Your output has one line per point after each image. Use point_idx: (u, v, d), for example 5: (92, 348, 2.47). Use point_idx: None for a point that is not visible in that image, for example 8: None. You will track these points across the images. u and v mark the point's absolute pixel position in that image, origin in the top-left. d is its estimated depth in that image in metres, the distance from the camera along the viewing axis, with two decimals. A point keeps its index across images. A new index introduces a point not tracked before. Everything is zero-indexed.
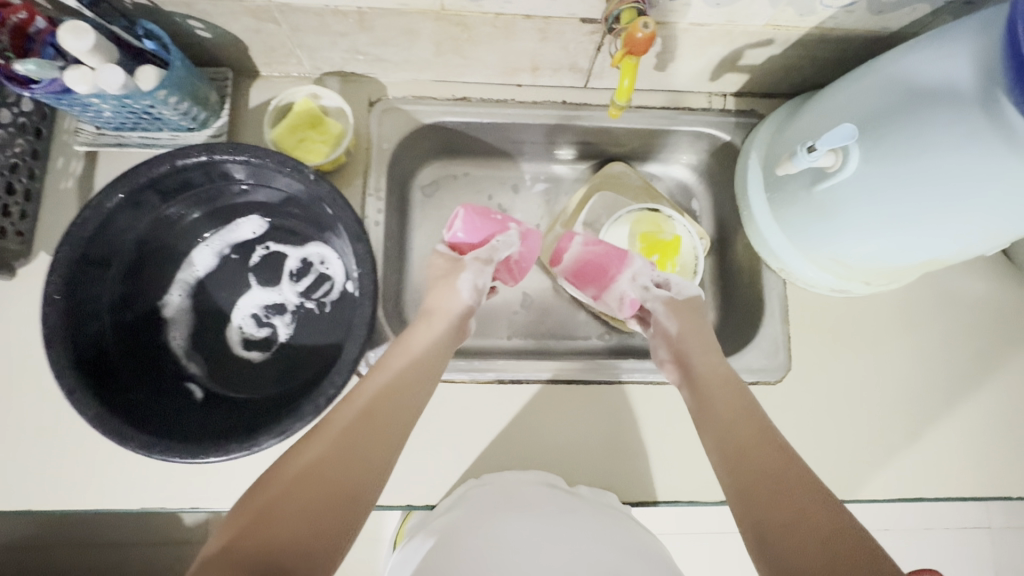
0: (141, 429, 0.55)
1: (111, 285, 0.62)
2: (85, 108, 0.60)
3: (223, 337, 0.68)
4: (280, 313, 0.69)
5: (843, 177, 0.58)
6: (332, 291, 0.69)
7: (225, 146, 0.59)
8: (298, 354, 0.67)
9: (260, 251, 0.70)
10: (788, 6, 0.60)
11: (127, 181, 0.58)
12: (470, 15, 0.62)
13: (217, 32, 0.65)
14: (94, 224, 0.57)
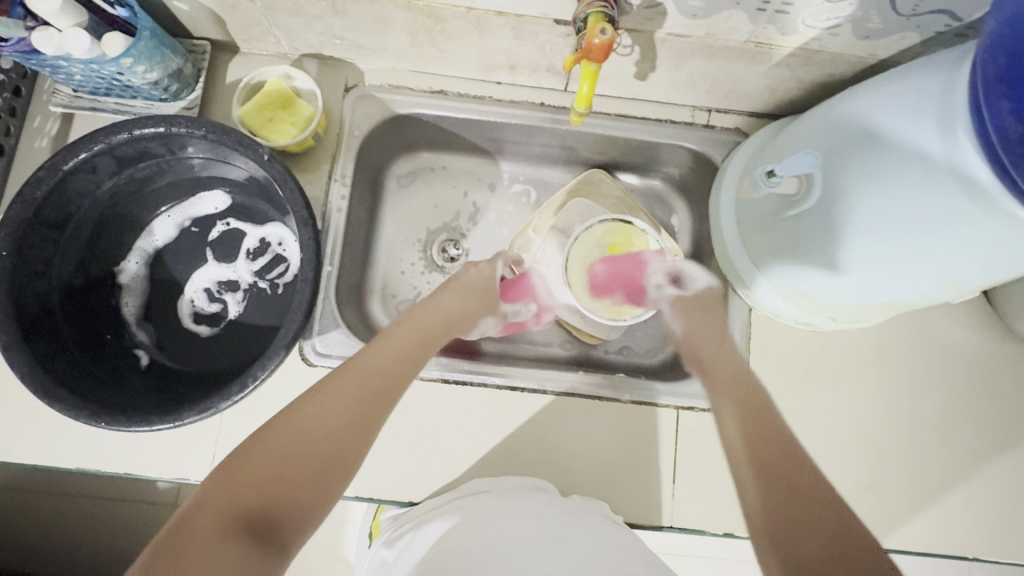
0: (71, 392, 0.55)
1: (66, 246, 0.62)
2: (55, 70, 0.61)
3: (174, 309, 0.68)
4: (232, 290, 0.69)
5: (807, 206, 0.56)
6: (286, 273, 0.69)
7: (184, 119, 0.59)
8: (245, 333, 0.68)
9: (220, 227, 0.70)
10: (768, 24, 0.58)
11: (84, 146, 0.58)
12: (441, 7, 0.61)
13: (192, 5, 0.65)
14: (49, 184, 0.58)
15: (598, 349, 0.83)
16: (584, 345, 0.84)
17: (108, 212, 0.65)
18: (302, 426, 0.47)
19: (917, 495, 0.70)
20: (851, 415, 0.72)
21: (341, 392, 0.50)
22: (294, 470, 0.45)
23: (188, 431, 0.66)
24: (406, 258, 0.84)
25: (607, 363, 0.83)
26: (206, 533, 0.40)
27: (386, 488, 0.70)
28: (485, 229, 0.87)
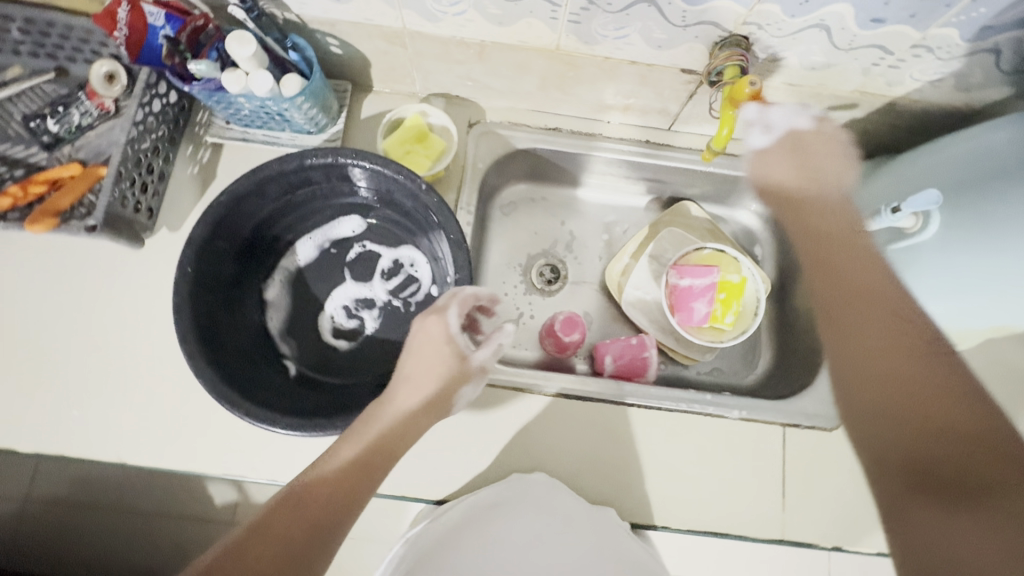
0: (247, 400, 0.59)
1: (228, 263, 0.67)
2: (229, 105, 0.68)
3: (316, 324, 0.73)
4: (369, 307, 0.74)
5: (922, 238, 0.61)
6: (418, 292, 0.74)
7: (352, 151, 0.64)
8: (381, 347, 0.72)
9: (356, 249, 0.75)
10: (878, 76, 0.65)
11: (262, 173, 0.64)
12: (580, 56, 0.68)
13: (348, 50, 0.73)
14: (227, 207, 0.63)
15: (690, 370, 0.87)
16: (676, 365, 0.87)
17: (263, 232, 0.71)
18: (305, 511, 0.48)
19: None
20: None
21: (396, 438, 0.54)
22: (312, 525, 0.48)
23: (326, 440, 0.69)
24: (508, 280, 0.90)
25: (699, 383, 0.86)
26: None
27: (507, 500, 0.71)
28: (582, 255, 0.92)
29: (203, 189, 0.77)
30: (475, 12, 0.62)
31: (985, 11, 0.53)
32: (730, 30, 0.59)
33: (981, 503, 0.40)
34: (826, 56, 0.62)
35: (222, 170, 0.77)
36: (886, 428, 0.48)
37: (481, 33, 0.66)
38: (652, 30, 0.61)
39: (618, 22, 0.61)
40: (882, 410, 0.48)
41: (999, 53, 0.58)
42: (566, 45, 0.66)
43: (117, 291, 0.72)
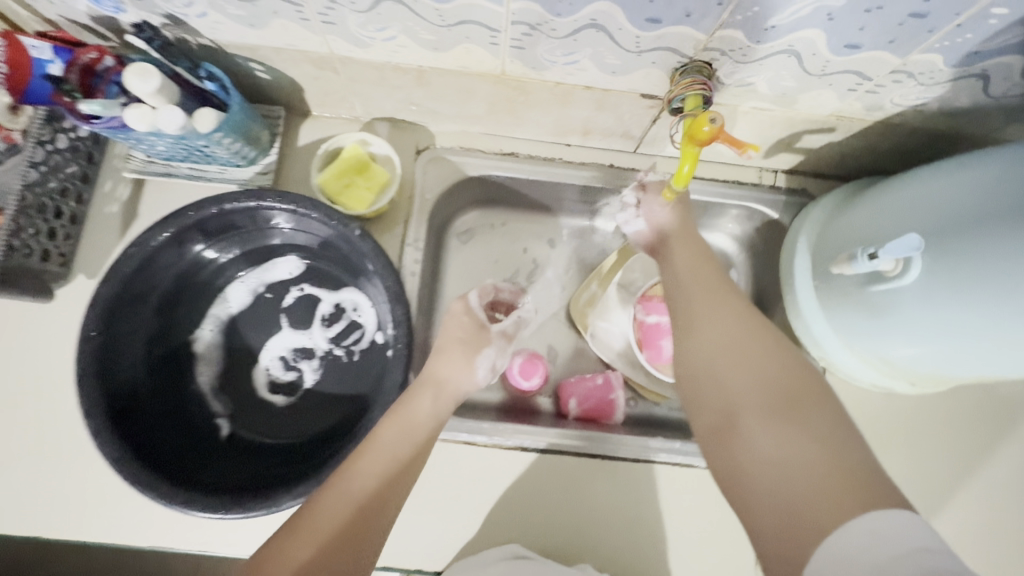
0: (162, 478, 0.54)
1: (146, 319, 0.61)
2: (139, 142, 0.60)
3: (250, 379, 0.67)
4: (308, 358, 0.68)
5: (901, 284, 0.56)
6: (362, 339, 0.69)
7: (274, 194, 0.58)
8: (322, 401, 0.67)
9: (294, 292, 0.69)
10: (855, 101, 0.59)
11: (176, 221, 0.58)
12: (529, 81, 0.61)
13: (276, 75, 0.65)
14: (138, 260, 0.57)
15: (660, 406, 0.81)
16: (645, 402, 0.81)
17: (186, 280, 0.64)
18: (335, 516, 0.48)
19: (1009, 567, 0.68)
20: (935, 482, 0.70)
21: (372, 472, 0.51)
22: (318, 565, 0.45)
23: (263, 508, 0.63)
24: None
25: (671, 422, 0.81)
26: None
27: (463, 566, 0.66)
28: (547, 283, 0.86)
29: (123, 230, 0.70)
30: (406, 37, 0.55)
31: (971, 36, 0.47)
32: (690, 56, 0.53)
33: (800, 419, 0.43)
34: (797, 82, 0.56)
35: (144, 209, 0.70)
36: (742, 375, 0.48)
37: (417, 58, 0.59)
38: (604, 56, 0.55)
39: (566, 48, 0.54)
40: (743, 366, 0.48)
41: (987, 78, 0.52)
42: (512, 70, 0.59)
43: (30, 347, 0.66)
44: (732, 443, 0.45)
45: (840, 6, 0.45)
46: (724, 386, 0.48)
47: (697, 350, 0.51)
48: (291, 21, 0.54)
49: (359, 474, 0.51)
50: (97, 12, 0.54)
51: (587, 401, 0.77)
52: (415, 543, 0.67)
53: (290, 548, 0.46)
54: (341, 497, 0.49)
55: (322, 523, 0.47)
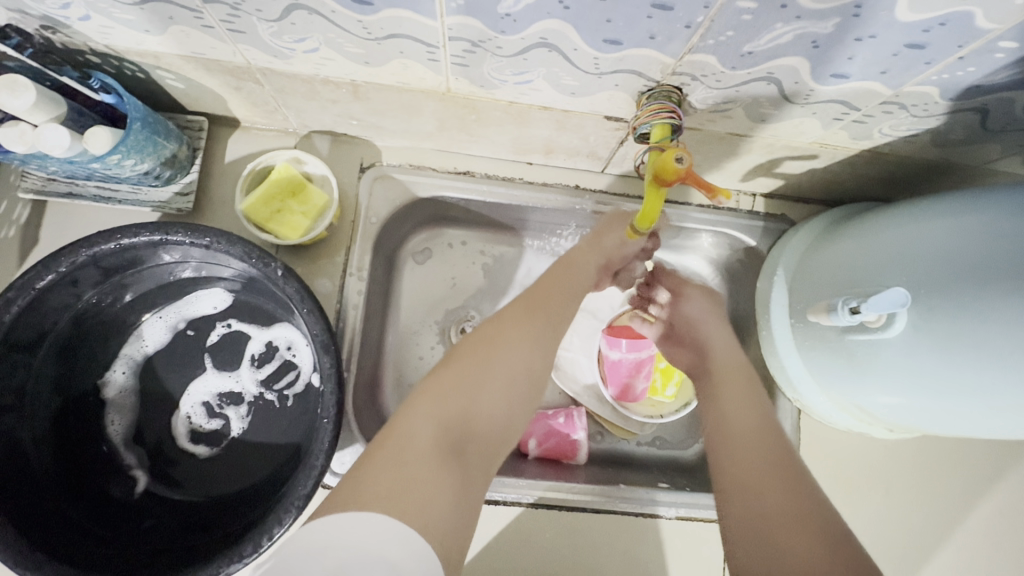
0: (54, 558, 0.47)
1: (39, 368, 0.54)
2: (26, 163, 0.52)
3: (169, 427, 0.60)
4: (235, 403, 0.61)
5: (882, 338, 0.51)
6: (296, 382, 0.62)
7: (182, 227, 0.51)
8: (251, 452, 0.60)
9: (220, 329, 0.62)
10: (841, 130, 0.52)
11: (65, 258, 0.49)
12: (479, 100, 0.54)
13: (191, 84, 0.57)
14: (21, 304, 0.49)
15: (630, 442, 0.75)
16: (613, 438, 0.75)
17: (92, 320, 0.57)
18: (498, 363, 0.50)
19: None
20: (908, 527, 0.67)
21: (508, 348, 0.52)
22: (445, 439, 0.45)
23: None
24: (421, 348, 0.74)
25: (639, 459, 0.74)
26: (408, 456, 0.42)
27: None
28: None
29: (20, 259, 0.61)
30: (331, 49, 0.47)
31: (973, 69, 0.41)
32: (657, 80, 0.46)
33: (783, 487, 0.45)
34: (778, 109, 0.50)
35: (45, 235, 0.62)
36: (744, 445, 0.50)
37: (349, 72, 0.51)
38: (560, 76, 0.48)
39: (516, 67, 0.47)
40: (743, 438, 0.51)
41: (985, 113, 0.47)
42: (458, 88, 0.52)
43: None
44: (727, 506, 0.47)
45: (827, 34, 0.38)
46: (736, 458, 0.49)
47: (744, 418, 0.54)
48: (191, 27, 0.46)
49: (515, 330, 0.53)
50: None
51: (547, 441, 0.70)
52: None
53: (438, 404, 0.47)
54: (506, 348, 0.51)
55: (488, 368, 0.49)
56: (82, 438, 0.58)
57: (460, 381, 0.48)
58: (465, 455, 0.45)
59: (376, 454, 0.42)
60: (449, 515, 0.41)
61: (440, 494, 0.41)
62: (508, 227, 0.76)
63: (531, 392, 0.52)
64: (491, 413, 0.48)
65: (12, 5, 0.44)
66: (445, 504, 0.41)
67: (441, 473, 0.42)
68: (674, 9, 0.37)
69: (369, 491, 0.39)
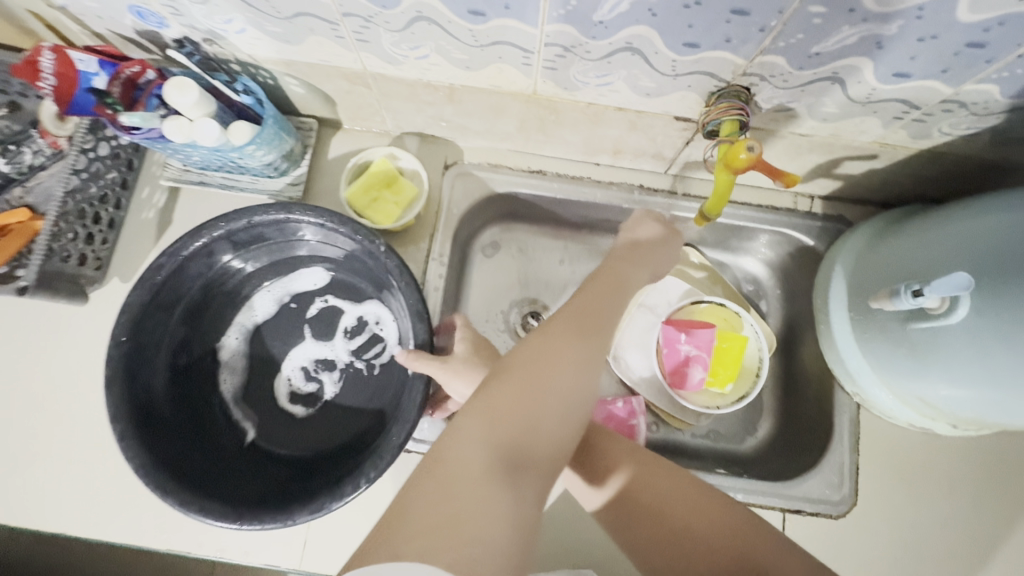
0: (183, 485, 0.54)
1: (172, 326, 0.63)
2: (176, 152, 0.62)
3: (271, 389, 0.68)
4: (329, 369, 0.69)
5: (948, 323, 0.52)
6: (383, 353, 0.68)
7: (302, 207, 0.58)
8: (341, 415, 0.67)
9: (318, 303, 0.70)
10: (902, 129, 0.56)
11: (205, 232, 0.58)
12: (561, 101, 0.60)
13: (310, 89, 0.66)
14: (169, 267, 0.58)
15: (684, 433, 0.77)
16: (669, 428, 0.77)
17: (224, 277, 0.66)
18: (553, 368, 0.44)
19: None
20: (970, 528, 0.67)
21: (570, 340, 0.47)
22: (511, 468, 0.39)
23: None
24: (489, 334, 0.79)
25: (694, 449, 0.76)
26: (456, 472, 0.37)
27: None
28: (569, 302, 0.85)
29: (156, 237, 0.71)
30: (439, 55, 0.55)
31: None
32: (728, 81, 0.52)
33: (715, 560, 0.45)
34: (840, 108, 0.54)
35: (177, 218, 0.72)
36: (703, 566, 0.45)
37: (449, 76, 0.59)
38: (638, 78, 0.54)
39: (600, 69, 0.53)
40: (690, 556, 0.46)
41: None
42: (544, 90, 0.59)
43: (71, 346, 0.68)
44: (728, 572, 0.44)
45: (891, 35, 0.43)
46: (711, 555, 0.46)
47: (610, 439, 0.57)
48: (326, 38, 0.55)
49: (560, 329, 0.48)
50: (141, 25, 0.56)
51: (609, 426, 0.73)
52: None
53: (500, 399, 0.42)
54: (539, 352, 0.45)
55: (540, 371, 0.44)
56: (199, 393, 0.66)
57: (528, 392, 0.43)
58: (523, 471, 0.39)
59: (425, 482, 0.37)
60: (502, 527, 0.36)
61: (497, 522, 0.36)
62: (572, 224, 0.81)
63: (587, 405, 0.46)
64: (539, 424, 0.42)
65: (186, 22, 0.55)
66: (495, 532, 0.35)
67: (497, 486, 0.37)
68: (751, 14, 0.43)
69: (415, 515, 0.35)
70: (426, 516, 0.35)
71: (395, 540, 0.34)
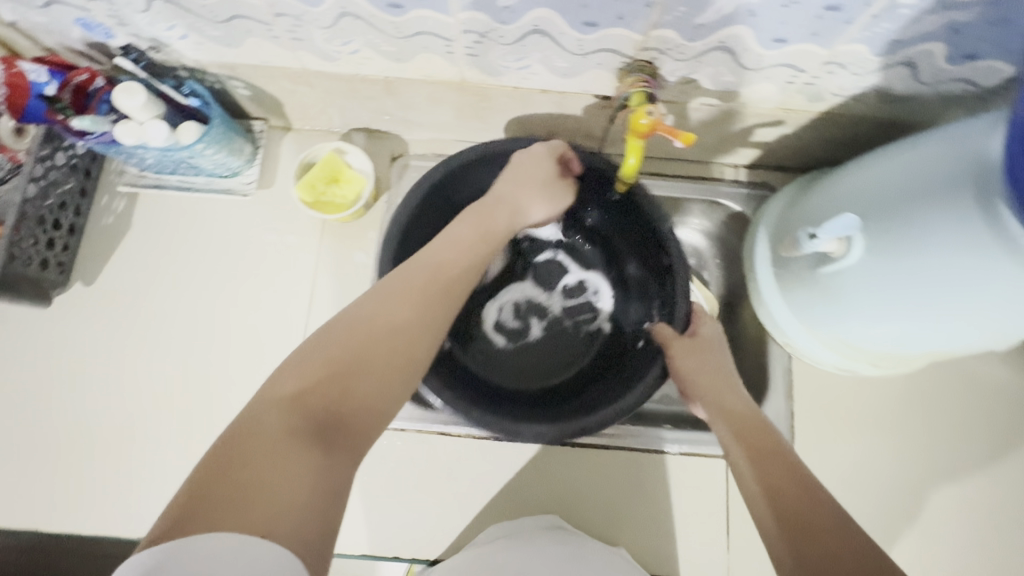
0: None
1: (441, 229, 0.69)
2: (130, 155, 0.65)
3: (482, 312, 0.76)
4: (532, 313, 0.77)
5: (847, 263, 0.57)
6: (593, 321, 0.76)
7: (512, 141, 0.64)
8: (512, 352, 0.75)
9: (575, 273, 0.78)
10: (797, 93, 0.62)
11: (506, 145, 0.64)
12: (489, 87, 0.65)
13: (256, 91, 0.70)
14: (455, 172, 0.64)
15: None
16: None
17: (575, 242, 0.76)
18: (373, 331, 0.46)
19: (971, 543, 0.70)
20: (899, 461, 0.73)
21: (393, 304, 0.49)
22: (320, 434, 0.40)
23: None
24: None
25: None
26: (253, 443, 0.38)
27: (440, 549, 0.68)
28: None
29: (117, 242, 0.75)
30: (370, 49, 0.60)
31: (888, 26, 0.50)
32: (632, 56, 0.57)
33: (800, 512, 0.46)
34: (737, 76, 0.59)
35: (138, 222, 0.75)
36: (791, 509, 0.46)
37: (383, 69, 0.63)
38: (552, 59, 0.59)
39: (516, 53, 0.58)
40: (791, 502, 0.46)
41: (913, 66, 0.55)
42: (471, 77, 0.63)
43: (42, 350, 0.71)
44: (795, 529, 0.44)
45: (759, 3, 0.48)
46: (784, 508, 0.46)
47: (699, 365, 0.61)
48: (263, 39, 0.59)
49: (388, 296, 0.49)
50: (89, 37, 0.60)
51: None
52: (396, 531, 0.69)
53: (315, 369, 0.43)
54: (356, 324, 0.47)
55: (357, 335, 0.46)
56: None
57: (345, 365, 0.44)
58: (331, 435, 0.41)
59: (224, 454, 0.37)
60: (302, 487, 0.37)
61: (296, 486, 0.37)
62: None
63: (405, 371, 0.47)
64: (357, 390, 0.44)
65: (131, 31, 0.59)
66: (294, 494, 0.36)
67: (302, 450, 0.38)
68: None
69: (223, 487, 0.35)
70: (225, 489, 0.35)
71: (185, 515, 0.34)
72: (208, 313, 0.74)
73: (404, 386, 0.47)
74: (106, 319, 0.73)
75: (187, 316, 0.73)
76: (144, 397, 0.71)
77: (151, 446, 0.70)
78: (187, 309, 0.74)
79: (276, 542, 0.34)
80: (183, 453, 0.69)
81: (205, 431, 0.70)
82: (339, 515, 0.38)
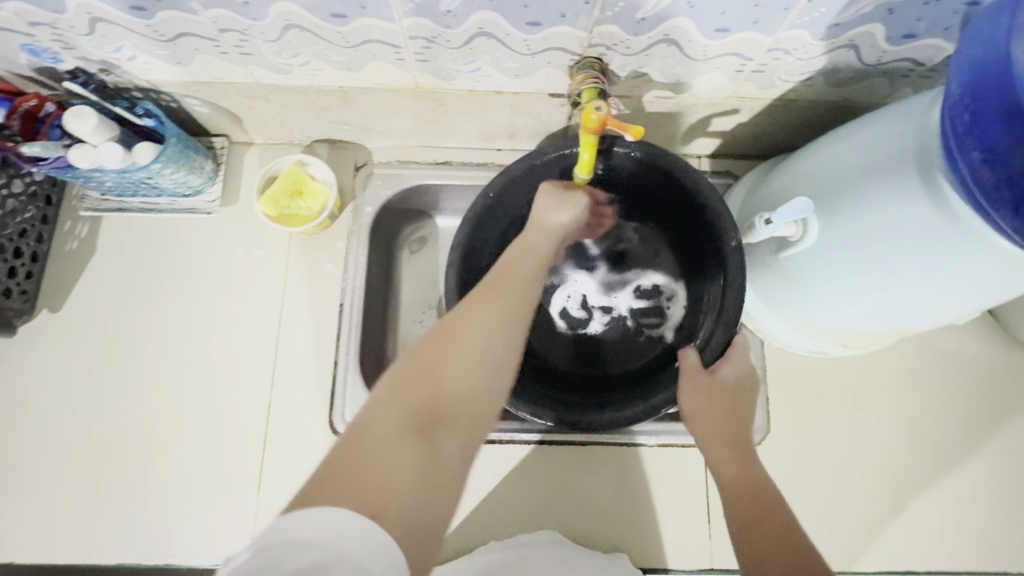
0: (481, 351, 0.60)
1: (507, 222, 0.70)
2: (87, 179, 0.65)
3: (547, 300, 0.76)
4: (604, 310, 0.76)
5: (804, 246, 0.58)
6: (658, 328, 0.74)
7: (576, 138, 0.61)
8: (580, 346, 0.75)
9: (644, 275, 0.76)
10: (747, 81, 0.62)
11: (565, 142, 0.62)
12: (444, 91, 0.65)
13: (213, 108, 0.70)
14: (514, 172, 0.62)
15: None
16: None
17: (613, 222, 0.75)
18: (466, 332, 0.44)
19: (949, 515, 0.71)
20: (876, 439, 0.74)
21: (487, 303, 0.47)
22: (427, 428, 0.39)
23: (231, 512, 0.68)
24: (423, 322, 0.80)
25: None
26: (375, 437, 0.37)
27: None
28: None
29: (82, 267, 0.74)
30: (320, 60, 0.60)
31: (825, 10, 0.51)
32: (580, 53, 0.57)
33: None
34: (686, 68, 0.60)
35: (103, 245, 0.75)
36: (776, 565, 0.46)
37: (336, 79, 0.63)
38: (502, 60, 0.59)
39: (465, 56, 0.58)
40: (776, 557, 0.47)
41: (856, 48, 0.56)
42: (425, 82, 0.64)
43: (10, 380, 0.70)
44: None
45: None
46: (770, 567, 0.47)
47: (713, 413, 0.58)
48: (212, 55, 0.59)
49: (486, 295, 0.48)
50: (36, 62, 0.60)
51: None
52: None
53: (424, 360, 0.42)
54: (465, 328, 0.44)
55: (450, 333, 0.44)
56: None
57: (432, 361, 0.42)
58: (434, 432, 0.39)
59: (343, 449, 0.37)
60: (406, 491, 0.35)
61: (404, 475, 0.36)
62: None
63: (495, 373, 0.44)
64: (460, 386, 0.42)
65: (79, 54, 0.59)
66: (402, 487, 0.35)
67: (408, 443, 0.37)
68: None
69: (325, 481, 0.35)
70: (342, 477, 0.35)
71: (311, 497, 0.34)
72: (178, 333, 0.73)
73: (497, 393, 0.44)
74: (75, 344, 0.72)
75: (156, 337, 0.73)
76: (116, 422, 0.70)
77: (125, 471, 0.69)
78: (157, 330, 0.73)
79: (383, 528, 0.33)
80: (158, 475, 0.69)
81: (180, 452, 0.70)
82: (449, 515, 0.38)
